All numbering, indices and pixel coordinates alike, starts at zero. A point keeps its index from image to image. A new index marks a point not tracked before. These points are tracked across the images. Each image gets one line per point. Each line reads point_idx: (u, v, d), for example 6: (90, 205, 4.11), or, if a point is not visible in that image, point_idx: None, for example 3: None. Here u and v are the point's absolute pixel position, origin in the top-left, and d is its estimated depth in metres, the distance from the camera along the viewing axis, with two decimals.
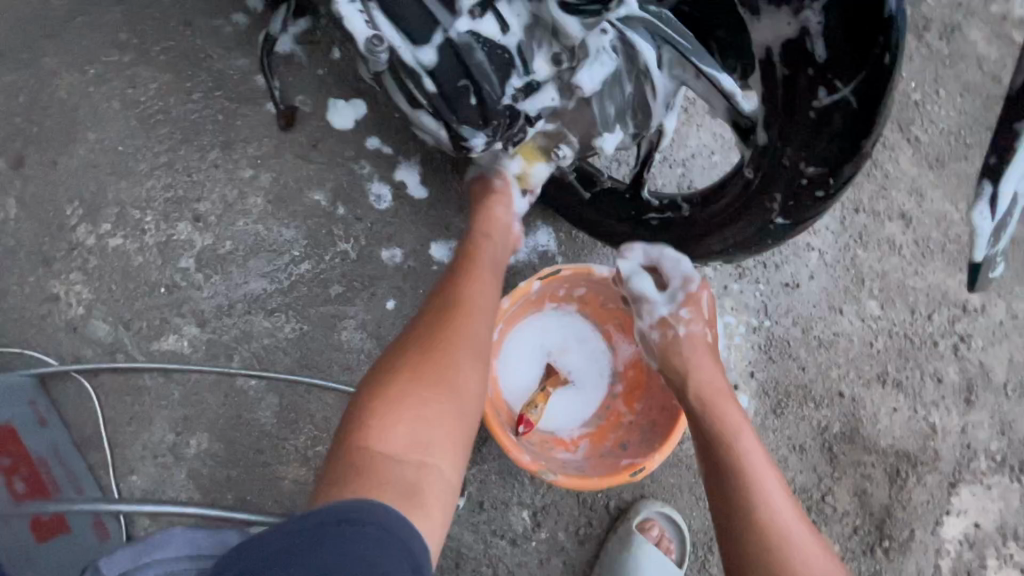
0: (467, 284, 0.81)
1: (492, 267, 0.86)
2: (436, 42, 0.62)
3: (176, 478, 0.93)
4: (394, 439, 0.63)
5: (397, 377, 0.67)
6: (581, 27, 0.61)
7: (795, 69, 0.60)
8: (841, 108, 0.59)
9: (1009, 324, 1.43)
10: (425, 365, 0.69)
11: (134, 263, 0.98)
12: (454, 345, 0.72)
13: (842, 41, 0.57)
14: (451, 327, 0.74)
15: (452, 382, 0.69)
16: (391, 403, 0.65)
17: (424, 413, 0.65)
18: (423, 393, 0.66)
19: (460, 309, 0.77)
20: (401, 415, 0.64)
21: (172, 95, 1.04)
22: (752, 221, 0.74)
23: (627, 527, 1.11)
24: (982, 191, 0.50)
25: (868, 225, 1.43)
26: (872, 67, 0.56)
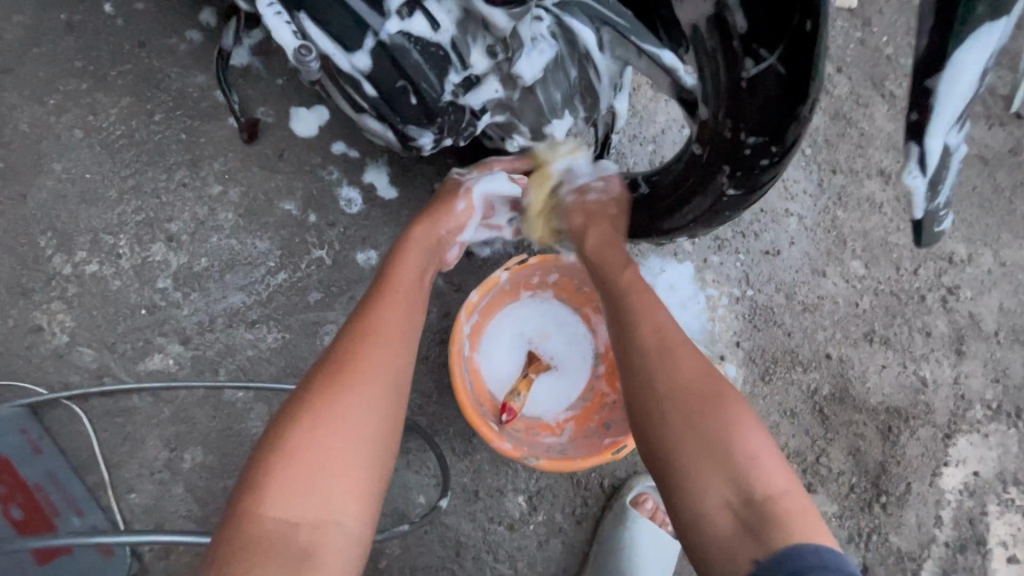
0: (374, 308, 0.73)
1: (410, 284, 0.78)
2: (368, 46, 0.62)
3: (173, 493, 0.96)
4: (281, 508, 0.59)
5: (285, 435, 0.63)
6: (508, 18, 0.59)
7: (721, 40, 0.59)
8: (771, 76, 0.58)
9: (999, 272, 1.42)
10: (313, 418, 0.63)
11: (113, 287, 1.00)
12: (346, 388, 0.65)
13: (760, 8, 0.55)
14: (347, 365, 0.67)
15: (344, 432, 0.63)
16: (274, 467, 0.61)
17: (309, 476, 0.61)
18: (309, 455, 0.62)
19: (358, 342, 0.69)
20: (285, 481, 0.60)
21: (133, 118, 1.05)
22: (706, 193, 0.74)
23: (622, 504, 1.13)
24: (910, 152, 0.50)
25: (847, 186, 1.42)
26: (795, 34, 0.54)
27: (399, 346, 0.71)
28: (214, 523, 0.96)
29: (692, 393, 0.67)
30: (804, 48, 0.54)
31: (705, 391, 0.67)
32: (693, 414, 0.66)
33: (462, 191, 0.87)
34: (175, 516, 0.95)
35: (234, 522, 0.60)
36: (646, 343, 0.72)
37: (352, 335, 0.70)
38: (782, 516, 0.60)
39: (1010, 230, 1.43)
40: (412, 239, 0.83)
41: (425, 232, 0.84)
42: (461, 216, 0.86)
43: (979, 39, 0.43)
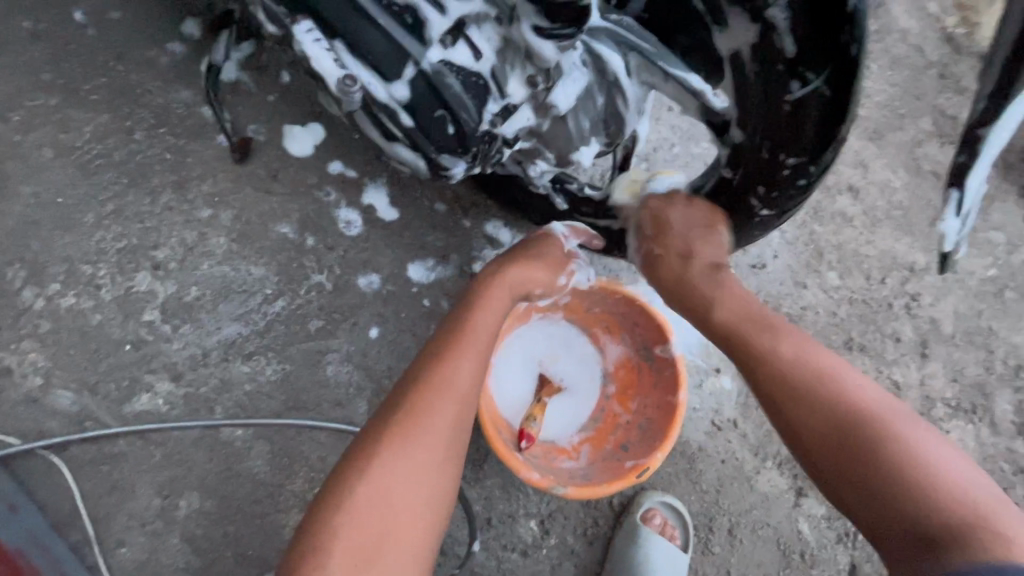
0: (444, 362, 0.74)
1: (481, 340, 0.79)
2: (409, 75, 0.60)
3: (169, 544, 0.88)
4: (337, 574, 0.60)
5: (349, 493, 0.63)
6: (557, 49, 0.59)
7: (766, 63, 0.59)
8: (815, 98, 0.58)
9: (953, 279, 1.53)
10: (384, 475, 0.64)
11: (92, 322, 0.91)
12: (408, 446, 0.67)
13: (809, 33, 0.55)
14: (412, 422, 0.68)
15: (404, 491, 0.65)
16: (335, 526, 0.62)
17: (369, 533, 0.62)
18: (372, 513, 0.63)
19: (425, 398, 0.71)
20: (347, 540, 0.61)
21: (110, 137, 0.96)
22: (739, 211, 0.76)
23: (632, 521, 1.14)
24: (949, 197, 0.54)
25: (821, 201, 1.50)
26: (840, 58, 0.55)
27: (463, 404, 0.73)
28: (215, 573, 0.89)
29: (841, 409, 0.67)
30: (846, 70, 0.56)
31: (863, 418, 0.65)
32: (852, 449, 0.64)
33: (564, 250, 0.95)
34: (172, 570, 0.88)
35: None
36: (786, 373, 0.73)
37: (418, 389, 0.71)
38: (1002, 536, 0.53)
39: None
40: (488, 290, 0.84)
41: (502, 291, 0.85)
42: (555, 287, 0.94)
43: None
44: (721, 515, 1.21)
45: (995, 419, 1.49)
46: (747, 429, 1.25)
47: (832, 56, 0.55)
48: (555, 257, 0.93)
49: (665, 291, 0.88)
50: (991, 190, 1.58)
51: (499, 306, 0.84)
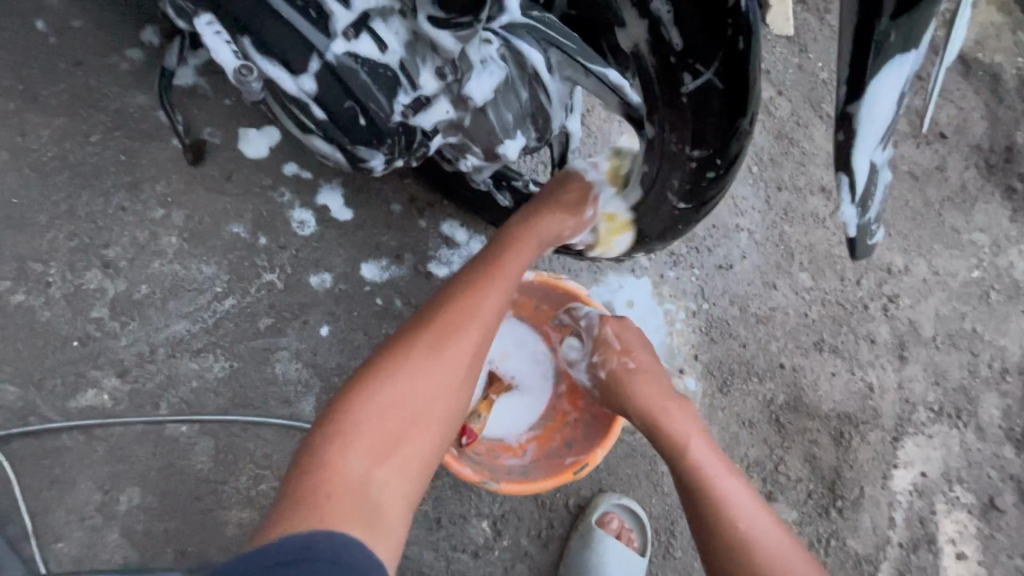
0: (473, 288, 0.79)
1: (510, 276, 0.83)
2: (315, 68, 0.62)
3: (108, 539, 0.89)
4: (359, 456, 0.64)
5: (374, 385, 0.68)
6: (455, 40, 0.61)
7: (660, 56, 0.60)
8: (710, 91, 0.60)
9: (933, 281, 1.50)
10: (410, 373, 0.70)
11: (41, 319, 0.93)
12: (437, 357, 0.72)
13: (694, 26, 0.56)
14: (442, 335, 0.74)
15: (427, 397, 0.70)
16: (359, 410, 0.66)
17: (391, 431, 0.67)
18: (395, 412, 0.68)
19: (457, 318, 0.76)
20: (370, 432, 0.65)
21: (66, 139, 0.99)
22: (659, 209, 0.78)
23: (587, 524, 1.12)
24: (840, 181, 0.54)
25: (792, 202, 1.49)
26: (729, 50, 0.56)
27: (489, 330, 0.78)
28: (154, 569, 0.89)
29: (734, 526, 0.77)
30: (734, 60, 0.57)
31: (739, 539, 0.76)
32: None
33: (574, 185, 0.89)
34: (110, 565, 0.88)
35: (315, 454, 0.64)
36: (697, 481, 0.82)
37: (452, 309, 0.76)
38: None
39: (941, 242, 1.52)
40: (519, 235, 0.86)
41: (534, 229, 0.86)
42: (582, 223, 0.88)
43: (891, 68, 0.46)
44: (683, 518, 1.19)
45: (980, 424, 1.46)
46: None
47: (723, 48, 0.56)
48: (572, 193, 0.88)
49: (632, 407, 0.91)
50: (972, 191, 1.56)
51: (534, 249, 0.87)
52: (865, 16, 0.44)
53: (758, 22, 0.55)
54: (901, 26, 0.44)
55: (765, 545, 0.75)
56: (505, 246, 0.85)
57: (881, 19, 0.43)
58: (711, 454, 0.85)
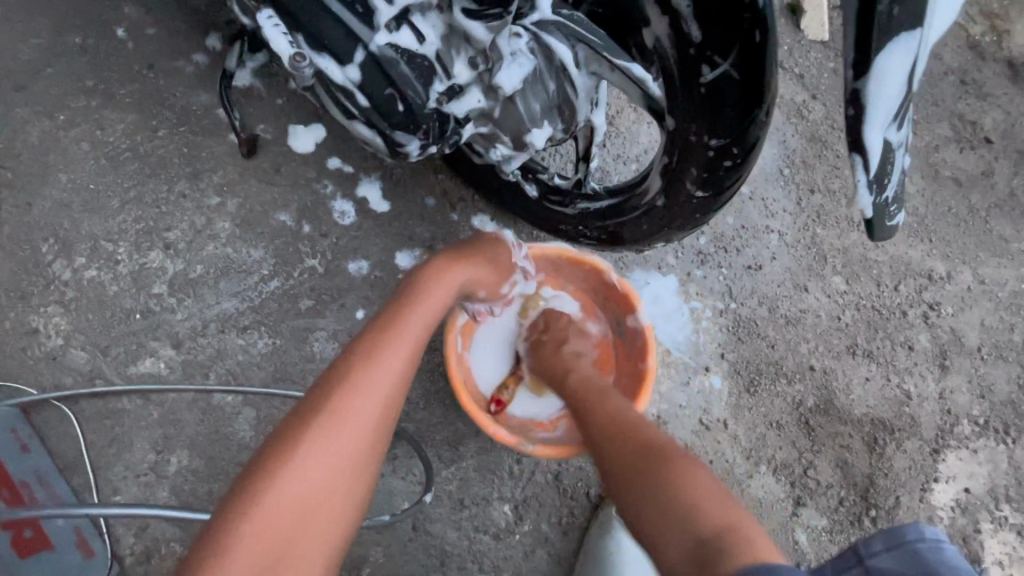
0: (372, 352, 0.70)
1: (408, 336, 0.73)
2: (360, 58, 0.68)
3: (159, 496, 0.96)
4: None
5: (252, 490, 0.59)
6: (487, 30, 0.67)
7: (680, 49, 0.63)
8: (726, 81, 0.62)
9: (978, 290, 1.45)
10: (294, 469, 0.61)
11: (109, 292, 1.02)
12: (320, 447, 0.62)
13: (711, 20, 0.59)
14: (324, 424, 0.63)
15: (311, 497, 0.61)
16: (235, 523, 0.58)
17: (270, 545, 0.58)
18: (273, 522, 0.59)
19: (340, 399, 0.65)
20: (241, 555, 0.56)
21: (137, 133, 1.10)
22: (678, 199, 0.81)
23: (608, 513, 1.13)
24: (855, 161, 0.56)
25: (825, 205, 1.48)
26: (745, 42, 0.59)
27: (385, 400, 0.68)
28: (196, 528, 0.95)
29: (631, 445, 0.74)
30: (750, 52, 0.59)
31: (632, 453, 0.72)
32: (641, 475, 0.68)
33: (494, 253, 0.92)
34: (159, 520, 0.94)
35: None
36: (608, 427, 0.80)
37: (336, 386, 0.66)
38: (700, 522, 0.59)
39: (987, 250, 1.47)
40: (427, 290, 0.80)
41: (445, 278, 0.83)
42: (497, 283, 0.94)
43: (898, 44, 0.47)
44: None
45: None
46: None
47: (740, 42, 0.59)
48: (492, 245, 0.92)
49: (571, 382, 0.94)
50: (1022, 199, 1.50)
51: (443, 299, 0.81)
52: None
53: (774, 17, 0.57)
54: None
55: (662, 462, 0.68)
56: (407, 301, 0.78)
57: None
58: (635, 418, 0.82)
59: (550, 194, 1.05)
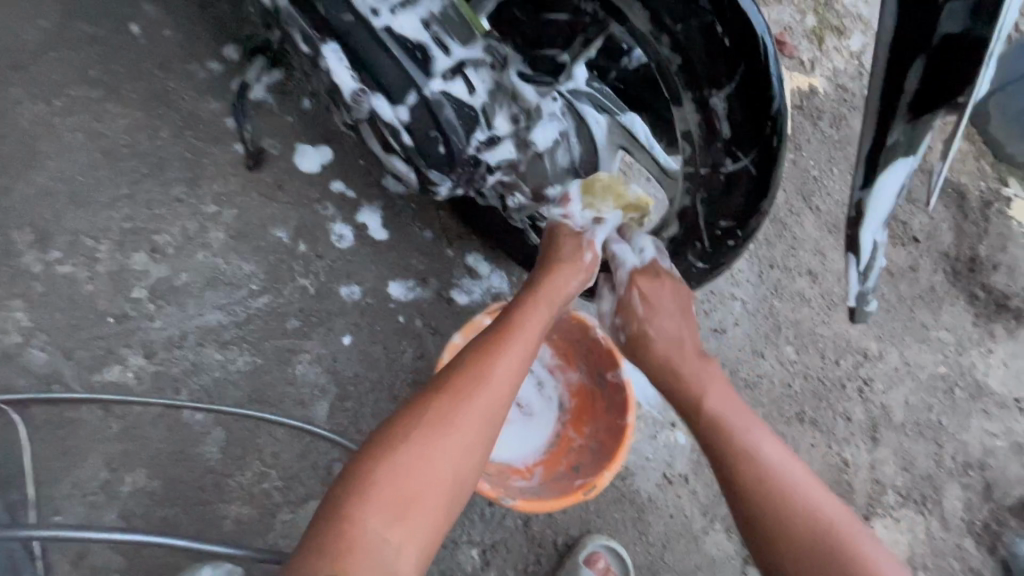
0: (488, 351, 0.80)
1: (516, 341, 0.82)
2: (411, 101, 0.72)
3: (106, 519, 0.89)
4: (373, 517, 0.65)
5: (386, 445, 0.70)
6: (536, 92, 0.76)
7: (708, 139, 0.71)
8: (743, 173, 0.71)
9: (904, 370, 1.61)
10: (421, 433, 0.71)
11: (83, 291, 0.97)
12: (441, 425, 0.72)
13: (740, 120, 0.67)
14: (448, 403, 0.74)
15: (435, 467, 0.70)
16: (372, 469, 0.68)
17: (399, 499, 0.66)
18: (402, 479, 0.68)
19: (463, 387, 0.76)
20: (379, 499, 0.66)
21: (138, 131, 1.07)
22: (679, 267, 0.90)
23: (574, 563, 1.14)
24: (848, 260, 0.65)
25: (782, 279, 1.62)
26: (764, 145, 0.68)
27: (502, 396, 0.77)
28: (145, 558, 0.88)
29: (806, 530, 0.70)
30: (766, 152, 0.69)
31: (815, 536, 0.69)
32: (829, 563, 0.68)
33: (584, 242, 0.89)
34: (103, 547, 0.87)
35: (334, 512, 0.65)
36: (750, 478, 0.75)
37: (458, 377, 0.77)
38: None
39: (913, 335, 1.64)
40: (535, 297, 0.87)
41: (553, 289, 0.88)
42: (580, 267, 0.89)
43: (895, 168, 0.56)
44: (664, 571, 1.23)
45: (944, 513, 1.52)
46: (698, 486, 1.28)
47: (761, 142, 0.68)
48: (568, 245, 0.89)
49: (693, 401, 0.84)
50: (941, 293, 1.69)
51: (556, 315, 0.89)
52: (879, 131, 0.53)
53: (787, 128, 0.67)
54: (908, 130, 0.52)
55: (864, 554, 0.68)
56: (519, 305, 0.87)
57: (898, 115, 0.52)
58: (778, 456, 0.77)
59: None
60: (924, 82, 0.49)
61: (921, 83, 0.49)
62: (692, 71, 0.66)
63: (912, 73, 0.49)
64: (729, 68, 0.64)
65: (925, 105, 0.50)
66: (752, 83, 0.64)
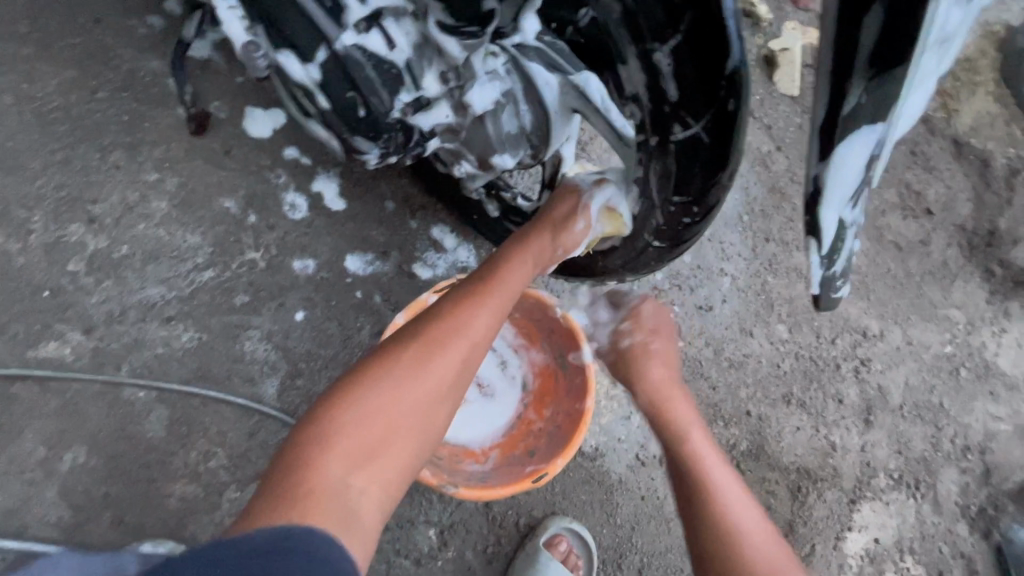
0: (468, 303, 0.76)
1: (499, 295, 0.79)
2: (321, 57, 0.64)
3: (45, 496, 0.88)
4: (342, 458, 0.61)
5: (357, 386, 0.66)
6: (461, 48, 0.64)
7: (655, 103, 0.63)
8: (696, 142, 0.63)
9: (906, 350, 1.52)
10: (396, 373, 0.68)
11: (16, 264, 0.94)
12: (417, 369, 0.69)
13: (691, 79, 0.58)
14: (425, 350, 0.71)
15: (408, 416, 0.66)
16: (342, 409, 0.64)
17: (370, 440, 0.63)
18: (375, 421, 0.64)
19: (439, 336, 0.72)
20: (348, 440, 0.62)
21: (72, 92, 1.00)
22: (638, 244, 0.81)
23: (535, 545, 1.11)
24: (809, 245, 0.57)
25: (778, 254, 1.52)
26: (718, 109, 0.59)
27: (479, 349, 0.75)
28: (84, 534, 0.88)
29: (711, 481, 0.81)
30: (723, 119, 0.59)
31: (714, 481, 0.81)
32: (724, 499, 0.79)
33: (580, 208, 0.84)
34: (42, 523, 0.87)
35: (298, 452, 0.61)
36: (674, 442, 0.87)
37: (435, 326, 0.73)
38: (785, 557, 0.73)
39: (918, 313, 1.54)
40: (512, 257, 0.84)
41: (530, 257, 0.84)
42: (571, 236, 0.85)
43: (855, 139, 0.46)
44: (632, 553, 1.19)
45: (937, 497, 1.44)
46: None
47: (717, 105, 0.59)
48: (566, 207, 0.86)
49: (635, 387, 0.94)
50: (953, 269, 1.57)
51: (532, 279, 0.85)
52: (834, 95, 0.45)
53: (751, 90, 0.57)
54: (872, 91, 0.43)
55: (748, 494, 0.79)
56: (500, 263, 0.83)
57: (855, 72, 0.43)
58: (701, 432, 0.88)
59: (511, 213, 1.04)
60: (882, 38, 0.40)
61: (881, 37, 0.40)
62: (634, 22, 0.59)
63: (867, 25, 0.40)
64: (673, 19, 0.56)
65: (887, 61, 0.41)
66: (702, 40, 0.55)
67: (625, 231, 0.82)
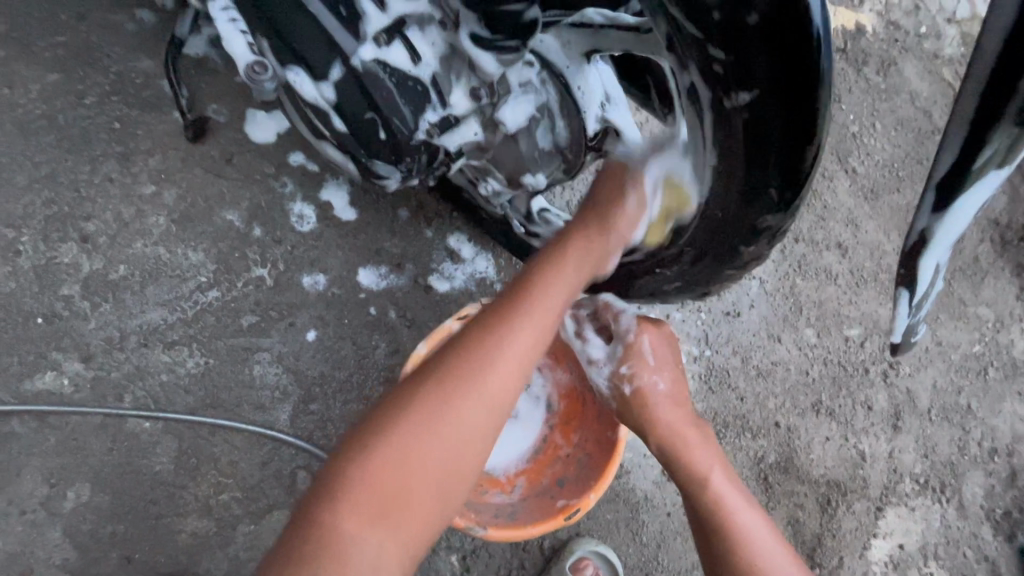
0: (502, 320, 0.65)
1: (537, 307, 0.67)
2: (336, 75, 0.58)
3: (49, 537, 0.84)
4: (356, 513, 0.55)
5: (374, 430, 0.59)
6: (497, 63, 0.56)
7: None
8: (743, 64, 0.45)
9: (934, 350, 1.43)
10: (413, 413, 0.60)
11: (5, 289, 0.88)
12: (436, 405, 0.60)
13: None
14: (447, 382, 0.62)
15: (430, 461, 0.59)
16: (357, 458, 0.58)
17: (385, 491, 0.57)
18: (390, 468, 0.57)
19: (463, 365, 0.63)
20: (363, 492, 0.56)
21: (58, 98, 0.92)
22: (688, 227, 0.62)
23: (561, 569, 1.08)
24: (899, 295, 0.51)
25: (807, 255, 1.42)
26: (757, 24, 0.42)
27: (515, 373, 0.64)
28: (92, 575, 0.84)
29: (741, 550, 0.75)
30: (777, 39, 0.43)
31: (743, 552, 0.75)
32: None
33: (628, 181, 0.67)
34: (47, 565, 0.83)
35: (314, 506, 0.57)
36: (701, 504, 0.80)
37: (459, 353, 0.63)
38: None
39: (947, 312, 1.46)
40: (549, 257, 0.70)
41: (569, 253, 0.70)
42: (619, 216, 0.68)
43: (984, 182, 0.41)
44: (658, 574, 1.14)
45: (962, 500, 1.37)
46: None
47: (792, 125, 0.46)
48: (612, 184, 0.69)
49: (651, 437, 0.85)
50: (984, 264, 1.49)
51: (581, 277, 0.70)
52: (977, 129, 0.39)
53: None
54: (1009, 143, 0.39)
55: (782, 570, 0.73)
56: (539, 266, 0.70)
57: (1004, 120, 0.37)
58: (732, 491, 0.81)
59: None
60: None
61: None
62: None
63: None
64: None
65: None
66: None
67: (691, 202, 0.61)
